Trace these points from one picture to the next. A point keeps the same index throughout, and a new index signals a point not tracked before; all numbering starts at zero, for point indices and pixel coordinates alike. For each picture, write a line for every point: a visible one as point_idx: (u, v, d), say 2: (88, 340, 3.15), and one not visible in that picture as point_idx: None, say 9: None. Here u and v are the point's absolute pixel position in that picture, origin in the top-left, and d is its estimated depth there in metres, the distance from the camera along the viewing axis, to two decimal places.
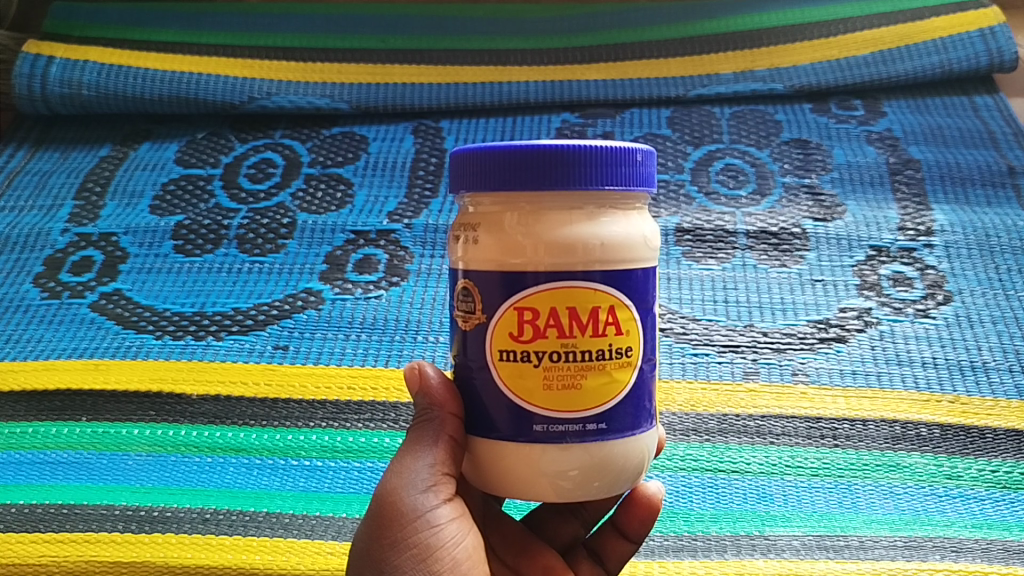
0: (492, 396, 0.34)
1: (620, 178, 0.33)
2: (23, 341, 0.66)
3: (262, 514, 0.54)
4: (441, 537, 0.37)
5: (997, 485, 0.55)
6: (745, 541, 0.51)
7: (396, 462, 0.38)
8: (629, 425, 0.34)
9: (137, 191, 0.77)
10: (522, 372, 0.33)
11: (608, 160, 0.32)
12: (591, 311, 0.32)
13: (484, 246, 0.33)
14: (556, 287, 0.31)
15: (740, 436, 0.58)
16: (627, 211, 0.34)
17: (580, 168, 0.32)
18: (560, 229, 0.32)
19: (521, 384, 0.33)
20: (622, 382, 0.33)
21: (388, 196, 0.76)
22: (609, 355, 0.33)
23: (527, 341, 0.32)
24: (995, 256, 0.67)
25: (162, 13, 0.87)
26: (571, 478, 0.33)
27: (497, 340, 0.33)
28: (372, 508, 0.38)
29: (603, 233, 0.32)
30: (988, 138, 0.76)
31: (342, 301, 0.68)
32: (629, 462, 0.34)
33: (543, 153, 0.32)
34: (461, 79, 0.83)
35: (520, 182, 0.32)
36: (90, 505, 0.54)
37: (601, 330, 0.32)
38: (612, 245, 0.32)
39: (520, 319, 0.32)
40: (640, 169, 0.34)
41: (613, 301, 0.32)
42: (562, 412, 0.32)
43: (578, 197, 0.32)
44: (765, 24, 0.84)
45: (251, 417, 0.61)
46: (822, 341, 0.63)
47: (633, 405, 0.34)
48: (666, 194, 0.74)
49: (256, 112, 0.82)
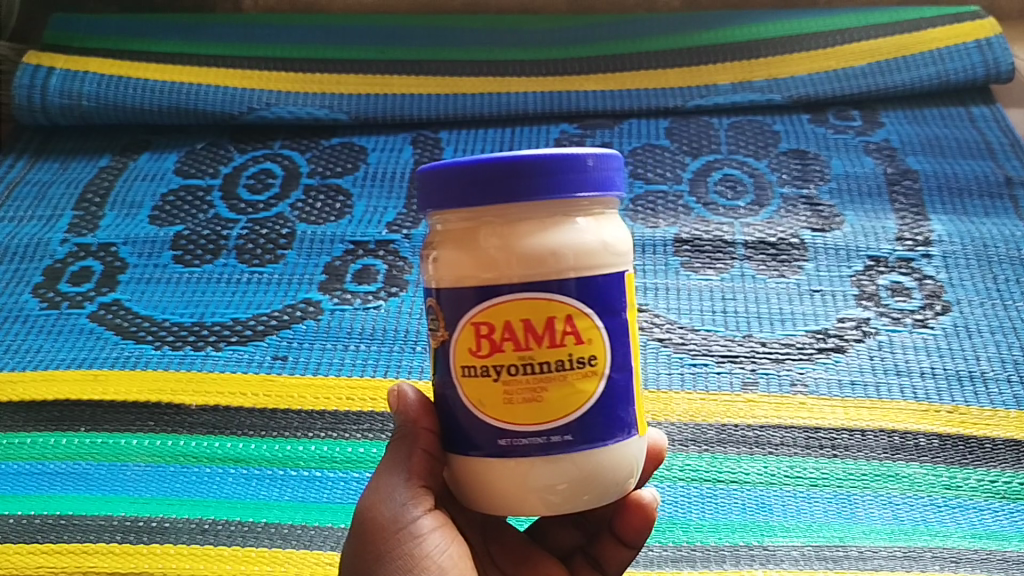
0: (461, 413, 0.34)
1: (569, 185, 0.32)
2: (22, 351, 0.66)
3: (261, 524, 0.54)
4: (427, 545, 0.37)
5: (996, 496, 0.55)
6: (745, 552, 0.51)
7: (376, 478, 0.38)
8: (599, 436, 0.33)
9: (136, 201, 0.77)
10: (482, 386, 0.33)
11: (554, 167, 0.32)
12: (546, 322, 0.32)
13: (450, 259, 0.33)
14: (509, 301, 0.32)
15: (738, 446, 0.58)
16: (584, 216, 0.33)
17: (522, 179, 0.32)
18: (509, 244, 0.32)
19: (483, 400, 0.33)
20: (587, 392, 0.33)
21: (387, 207, 0.76)
22: (569, 365, 0.32)
23: (485, 356, 0.33)
24: (992, 266, 0.67)
25: (162, 25, 0.88)
26: (560, 491, 0.33)
27: (459, 356, 0.33)
28: (357, 522, 0.38)
29: (554, 240, 0.32)
30: (985, 149, 0.76)
31: (341, 311, 0.68)
32: (618, 475, 0.34)
33: (482, 169, 0.32)
34: (459, 90, 0.83)
35: (464, 199, 0.32)
36: (88, 516, 0.55)
37: (559, 340, 0.32)
38: (564, 253, 0.32)
39: (477, 334, 0.33)
40: (591, 174, 0.33)
41: (570, 310, 0.32)
42: (524, 426, 0.32)
43: (523, 209, 0.32)
44: (762, 35, 0.84)
45: (250, 428, 0.61)
46: (821, 351, 0.63)
47: (605, 414, 0.33)
48: (665, 205, 0.74)
49: (256, 123, 0.83)
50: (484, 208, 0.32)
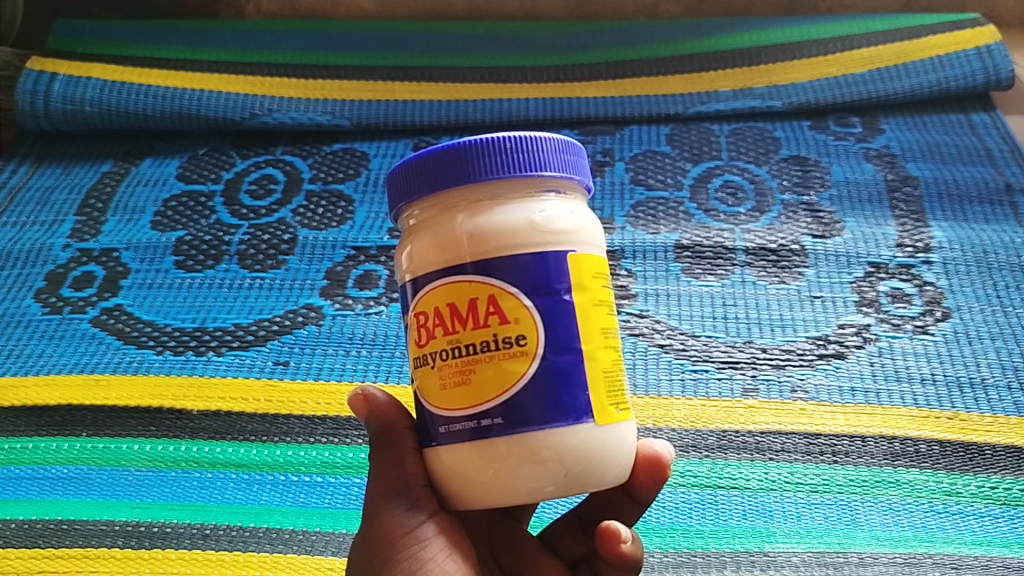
0: (423, 406, 0.35)
1: (488, 170, 0.34)
2: (24, 356, 0.67)
3: (263, 530, 0.55)
4: (432, 549, 0.37)
5: (996, 502, 0.55)
6: (745, 558, 0.52)
7: (379, 482, 0.38)
8: (536, 419, 0.32)
9: (138, 206, 0.77)
10: (426, 375, 0.34)
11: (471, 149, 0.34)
12: (469, 304, 0.33)
13: (415, 249, 0.34)
14: (436, 287, 0.33)
15: (740, 452, 0.58)
16: (514, 201, 0.34)
17: (440, 170, 0.34)
18: (437, 235, 0.34)
19: (427, 387, 0.34)
20: (516, 373, 0.32)
21: (388, 212, 0.76)
22: (495, 347, 0.33)
23: (425, 344, 0.34)
24: (992, 273, 0.67)
25: (165, 33, 0.88)
26: (548, 493, 0.33)
27: (413, 348, 0.35)
28: (367, 525, 0.38)
29: (473, 224, 0.33)
30: (985, 156, 0.76)
31: (342, 317, 0.68)
32: (607, 477, 0.34)
33: (412, 168, 0.35)
34: (460, 96, 0.84)
35: (407, 196, 0.35)
36: (89, 521, 0.56)
37: (482, 320, 0.33)
38: (482, 235, 0.33)
39: (419, 325, 0.34)
40: (511, 156, 0.34)
41: (494, 291, 0.33)
42: (456, 409, 0.33)
43: (450, 199, 0.34)
44: (763, 42, 0.85)
45: (251, 433, 0.61)
46: (821, 358, 0.63)
47: (543, 397, 0.32)
48: (666, 211, 0.74)
49: (257, 129, 0.83)
50: (445, 196, 0.34)
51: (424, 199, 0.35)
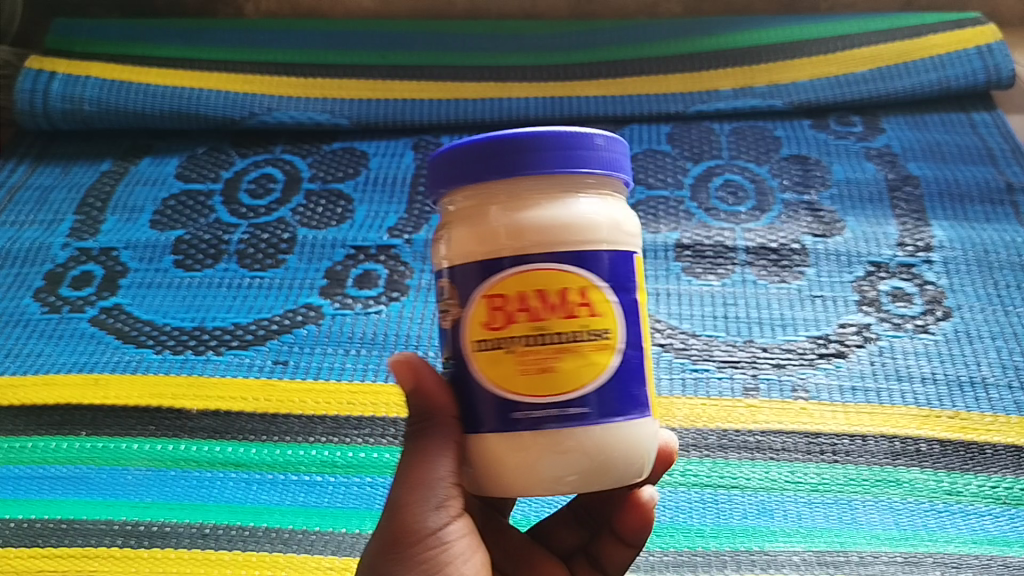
0: (475, 390, 0.34)
1: (577, 161, 0.34)
2: (23, 355, 0.66)
3: (263, 529, 0.55)
4: (451, 553, 0.37)
5: (997, 501, 0.55)
6: (746, 557, 0.52)
7: (407, 476, 0.37)
8: (613, 410, 0.33)
9: (137, 206, 0.77)
10: (495, 359, 0.33)
11: (538, 139, 0.33)
12: (560, 292, 0.32)
13: (456, 236, 0.34)
14: (517, 272, 0.32)
15: (740, 451, 0.58)
16: (591, 196, 0.34)
17: (530, 152, 0.33)
18: (512, 217, 0.33)
19: (496, 373, 0.33)
20: (602, 365, 0.33)
21: (388, 212, 0.76)
22: (584, 338, 0.33)
23: (498, 329, 0.33)
24: (993, 272, 0.67)
25: (165, 31, 0.88)
26: (570, 482, 0.33)
27: (470, 333, 0.33)
28: (385, 518, 0.37)
29: (544, 213, 0.33)
30: (986, 155, 0.76)
31: (342, 316, 0.68)
32: (628, 471, 0.34)
33: (487, 145, 0.33)
34: (460, 95, 0.83)
35: (473, 174, 0.34)
36: (89, 520, 0.56)
37: (573, 311, 0.32)
38: (572, 226, 0.33)
39: (491, 307, 0.33)
40: (600, 153, 0.35)
41: (583, 282, 0.33)
42: (539, 397, 0.32)
43: (525, 183, 0.34)
44: (763, 41, 0.85)
45: (251, 432, 0.61)
46: (822, 357, 0.63)
47: (619, 390, 0.33)
48: (666, 210, 0.74)
49: (256, 128, 0.83)
50: (491, 181, 0.34)
51: (485, 180, 0.34)
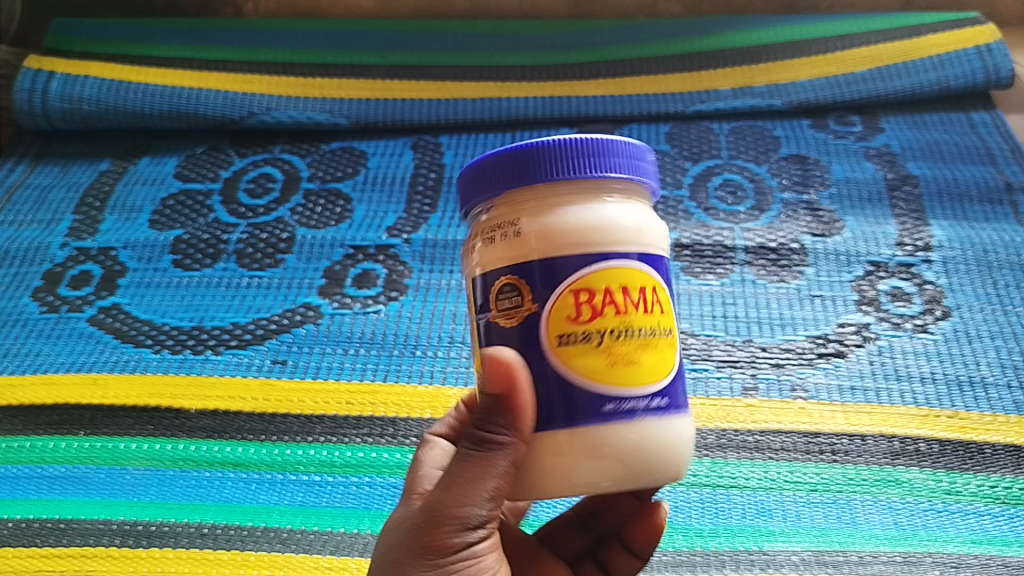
0: (546, 389, 0.32)
1: (622, 168, 0.34)
2: (22, 355, 0.66)
3: (260, 529, 0.55)
4: (479, 568, 0.35)
5: (997, 501, 0.55)
6: (745, 557, 0.52)
7: (454, 486, 0.34)
8: (676, 406, 0.33)
9: (136, 206, 0.77)
10: (582, 353, 0.32)
11: (586, 148, 0.34)
12: (640, 290, 0.32)
13: (503, 241, 0.33)
14: (603, 267, 0.32)
15: (738, 451, 0.58)
16: (636, 202, 0.35)
17: (577, 158, 0.33)
18: (578, 217, 0.32)
19: (583, 366, 0.31)
20: (669, 361, 0.33)
21: (387, 211, 0.75)
22: (659, 333, 0.33)
23: (586, 321, 0.31)
24: (992, 272, 0.67)
25: (164, 31, 0.88)
26: (604, 488, 0.32)
27: (550, 328, 0.32)
28: (422, 518, 0.35)
29: (605, 212, 0.33)
30: (985, 155, 0.76)
31: (341, 316, 0.68)
32: (664, 476, 0.33)
33: (530, 151, 0.33)
34: (459, 94, 0.83)
35: (517, 181, 0.33)
36: (87, 520, 0.56)
37: (649, 308, 0.33)
38: (638, 228, 0.33)
39: (576, 301, 0.31)
40: (638, 162, 0.35)
41: (654, 282, 0.33)
42: (627, 389, 0.32)
43: (575, 187, 0.34)
44: (763, 40, 0.85)
45: (249, 432, 0.61)
46: (821, 357, 0.63)
47: (675, 388, 0.34)
48: (665, 210, 0.74)
49: (256, 128, 0.83)
50: (533, 188, 0.34)
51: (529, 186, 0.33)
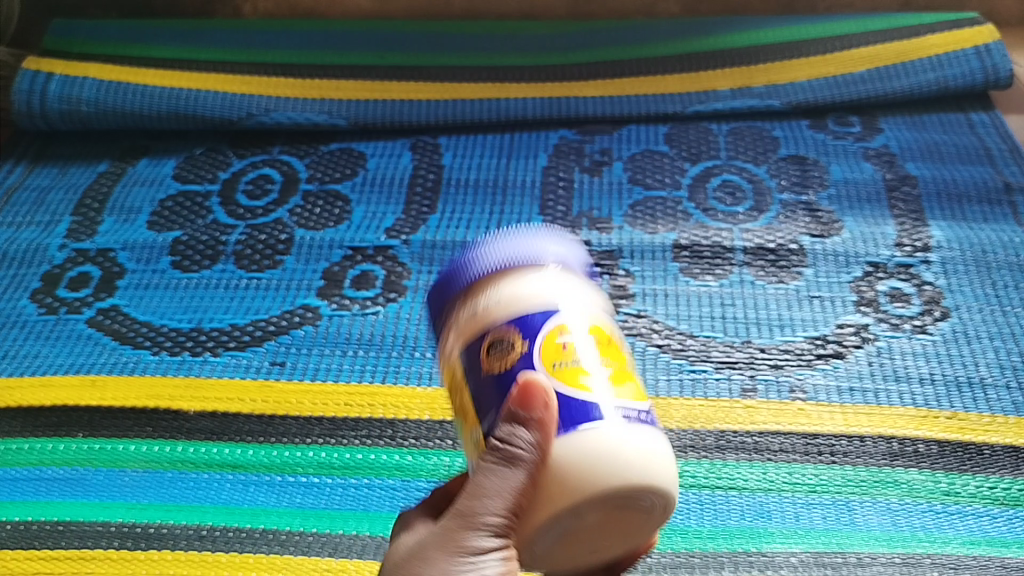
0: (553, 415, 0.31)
1: (556, 245, 0.36)
2: (20, 357, 0.66)
3: (259, 531, 0.55)
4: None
5: (996, 502, 0.55)
6: (743, 558, 0.52)
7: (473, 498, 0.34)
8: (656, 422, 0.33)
9: (135, 207, 0.77)
10: (577, 376, 0.32)
11: (509, 235, 0.36)
12: (603, 329, 0.34)
13: (473, 316, 0.34)
14: (569, 307, 0.33)
15: (738, 452, 0.58)
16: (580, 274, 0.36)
17: (512, 244, 0.35)
18: (530, 280, 0.34)
19: (579, 388, 0.32)
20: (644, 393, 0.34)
21: (385, 213, 0.75)
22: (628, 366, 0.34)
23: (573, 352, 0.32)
24: (991, 273, 0.67)
25: (163, 32, 0.88)
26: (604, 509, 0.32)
27: (544, 361, 0.32)
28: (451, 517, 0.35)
29: (552, 274, 0.34)
30: (984, 155, 0.76)
31: (339, 317, 0.68)
32: (663, 494, 0.32)
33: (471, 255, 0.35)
34: (458, 95, 0.83)
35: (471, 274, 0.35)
36: (85, 522, 0.56)
37: (615, 346, 0.34)
38: (584, 287, 0.35)
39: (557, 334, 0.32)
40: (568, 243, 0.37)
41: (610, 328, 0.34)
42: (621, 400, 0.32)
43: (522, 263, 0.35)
44: (761, 40, 0.85)
45: (248, 434, 0.61)
46: (820, 358, 0.63)
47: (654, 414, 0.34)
48: (664, 211, 0.73)
49: (254, 129, 0.83)
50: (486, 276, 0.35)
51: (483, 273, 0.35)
